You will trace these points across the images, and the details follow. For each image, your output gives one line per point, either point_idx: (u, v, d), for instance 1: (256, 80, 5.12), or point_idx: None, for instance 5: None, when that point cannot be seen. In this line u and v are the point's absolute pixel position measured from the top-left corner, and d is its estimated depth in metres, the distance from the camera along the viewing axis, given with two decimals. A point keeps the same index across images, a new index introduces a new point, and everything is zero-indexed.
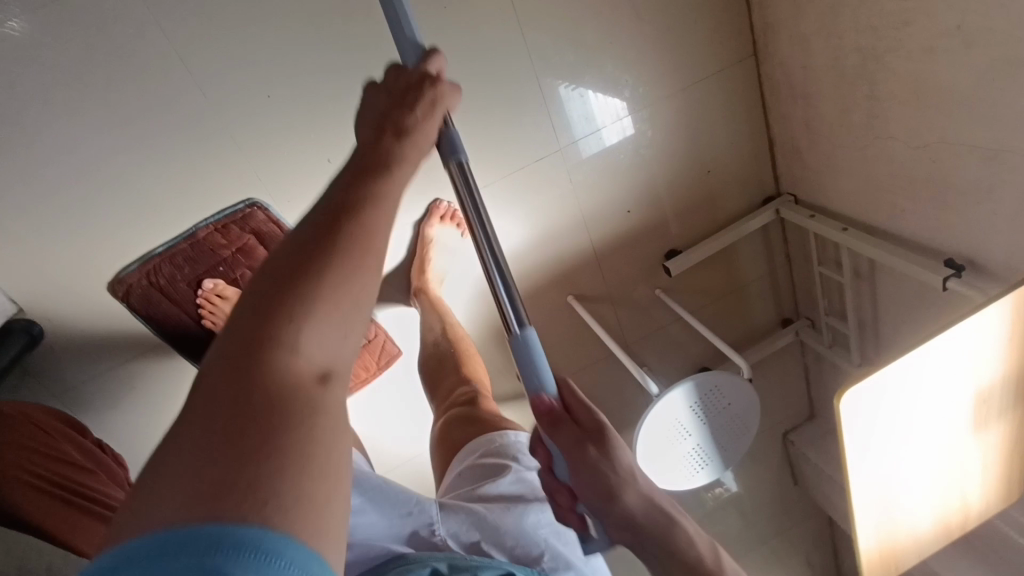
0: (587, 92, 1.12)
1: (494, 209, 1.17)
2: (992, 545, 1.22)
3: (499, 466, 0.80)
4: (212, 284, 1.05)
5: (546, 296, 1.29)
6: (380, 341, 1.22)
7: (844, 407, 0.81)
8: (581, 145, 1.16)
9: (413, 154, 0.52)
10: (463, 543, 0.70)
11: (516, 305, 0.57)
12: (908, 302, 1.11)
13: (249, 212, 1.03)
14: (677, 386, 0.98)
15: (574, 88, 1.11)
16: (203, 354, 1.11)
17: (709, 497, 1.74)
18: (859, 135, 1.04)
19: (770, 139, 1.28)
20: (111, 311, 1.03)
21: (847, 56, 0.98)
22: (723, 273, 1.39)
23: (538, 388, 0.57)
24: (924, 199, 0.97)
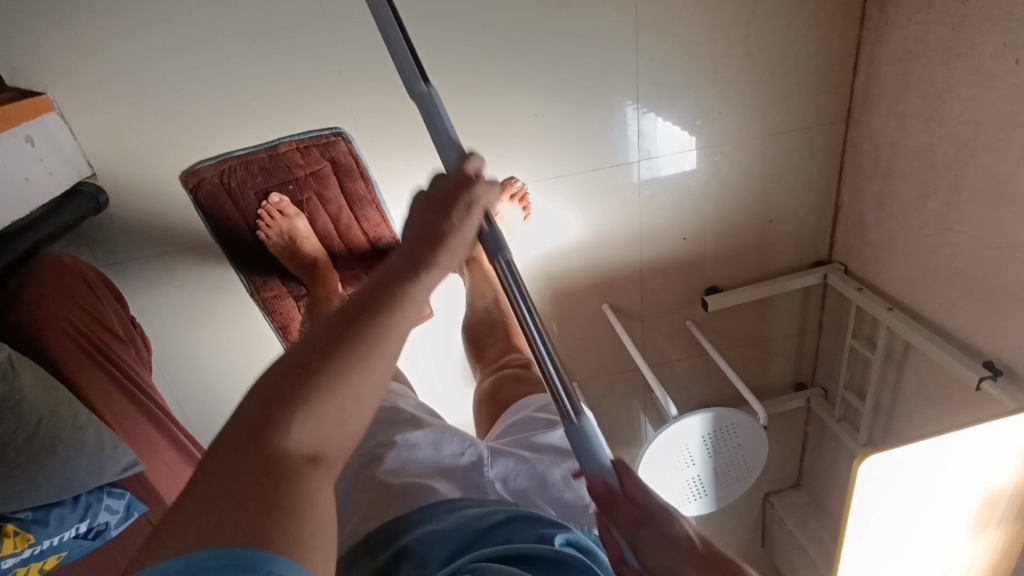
0: (657, 119, 1.14)
1: (560, 202, 1.19)
2: None
3: (549, 420, 0.81)
4: (279, 199, 1.10)
5: (582, 299, 1.30)
6: None
7: (860, 472, 0.82)
8: (635, 168, 1.18)
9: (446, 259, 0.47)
10: (510, 490, 0.70)
11: (486, 192, 0.51)
12: (931, 392, 1.12)
13: (333, 140, 1.05)
14: (696, 414, 0.99)
15: (645, 113, 1.13)
16: (249, 265, 1.15)
17: None
18: (931, 223, 1.06)
19: (836, 206, 1.29)
20: (176, 200, 1.05)
21: (941, 144, 1.00)
22: (756, 323, 1.41)
23: (502, 264, 0.52)
24: (980, 298, 0.99)
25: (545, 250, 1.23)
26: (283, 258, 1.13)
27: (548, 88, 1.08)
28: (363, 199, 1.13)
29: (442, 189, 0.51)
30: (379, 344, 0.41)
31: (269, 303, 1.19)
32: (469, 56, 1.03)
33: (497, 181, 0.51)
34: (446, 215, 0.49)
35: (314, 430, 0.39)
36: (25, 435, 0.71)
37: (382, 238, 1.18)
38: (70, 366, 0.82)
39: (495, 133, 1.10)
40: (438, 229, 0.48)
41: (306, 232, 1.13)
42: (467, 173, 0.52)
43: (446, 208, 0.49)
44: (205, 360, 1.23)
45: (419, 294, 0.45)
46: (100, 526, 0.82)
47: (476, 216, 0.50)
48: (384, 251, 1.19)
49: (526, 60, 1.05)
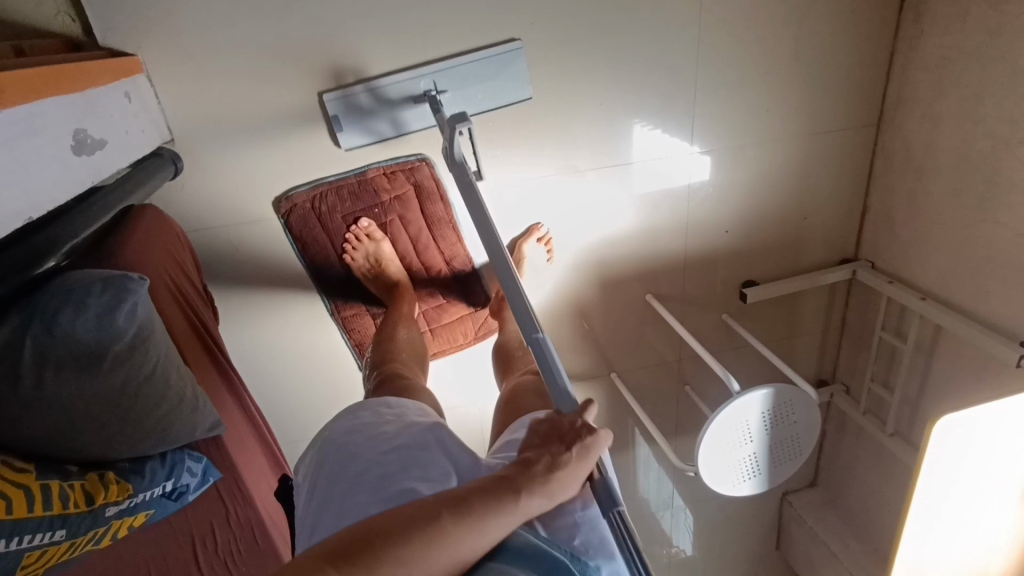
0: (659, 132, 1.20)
1: (614, 191, 1.24)
2: None
3: None
4: (367, 224, 1.13)
5: (627, 288, 1.34)
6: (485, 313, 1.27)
7: (932, 430, 0.86)
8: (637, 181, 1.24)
9: (553, 488, 0.64)
10: None
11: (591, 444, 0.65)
12: (963, 374, 1.19)
13: (417, 165, 1.10)
14: (759, 388, 1.03)
15: (652, 129, 1.19)
16: (334, 291, 1.19)
17: (666, 556, 1.81)
18: (965, 215, 1.14)
19: (865, 205, 1.37)
20: (251, 171, 1.05)
21: (977, 141, 1.09)
22: (786, 318, 1.47)
23: (536, 340, 0.67)
24: (1013, 284, 1.07)
25: (597, 237, 1.28)
26: (366, 278, 1.17)
27: (615, 80, 1.13)
28: (441, 220, 1.17)
29: (559, 431, 0.68)
30: (427, 547, 0.54)
31: (347, 321, 1.22)
32: (547, 42, 1.07)
33: (606, 436, 0.66)
34: (559, 462, 0.65)
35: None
36: (145, 377, 0.68)
37: (456, 257, 1.21)
38: (179, 334, 0.80)
39: (563, 120, 1.15)
40: (524, 483, 0.63)
41: (390, 255, 1.16)
42: (584, 421, 0.67)
43: (531, 476, 0.64)
44: (256, 341, 1.22)
45: (495, 528, 0.61)
46: (182, 487, 0.78)
47: (581, 480, 0.66)
48: (459, 271, 1.22)
49: (598, 52, 1.10)
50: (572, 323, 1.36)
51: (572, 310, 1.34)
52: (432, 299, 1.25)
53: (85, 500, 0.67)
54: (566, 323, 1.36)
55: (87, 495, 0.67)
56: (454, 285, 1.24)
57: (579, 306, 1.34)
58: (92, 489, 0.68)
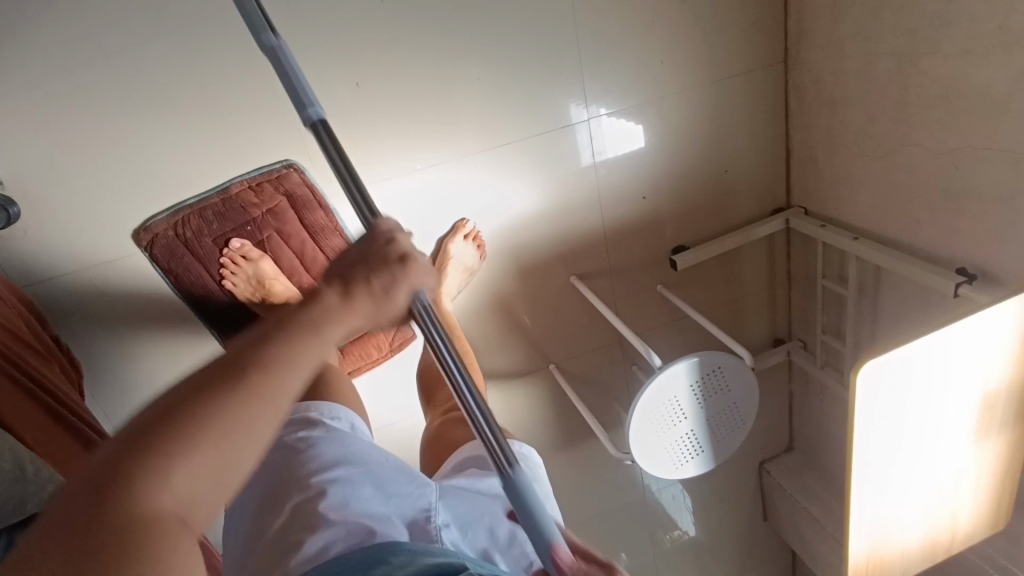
0: (593, 108, 1.14)
1: (510, 171, 1.15)
2: None
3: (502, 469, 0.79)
4: (240, 244, 1.04)
5: (547, 273, 1.26)
6: None
7: (859, 382, 0.76)
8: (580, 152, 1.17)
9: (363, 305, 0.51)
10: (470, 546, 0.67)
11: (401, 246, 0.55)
12: (908, 313, 1.11)
13: (285, 172, 1.02)
14: (681, 360, 0.95)
15: (587, 107, 1.14)
16: (221, 323, 1.10)
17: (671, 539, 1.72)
18: (883, 143, 1.06)
19: (788, 149, 1.29)
20: (100, 204, 0.96)
21: (882, 61, 1.00)
22: (726, 280, 1.38)
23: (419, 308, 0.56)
24: (942, 209, 0.98)
25: (503, 223, 1.19)
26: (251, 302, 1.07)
27: (487, 51, 1.05)
28: (324, 228, 1.09)
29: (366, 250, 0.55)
30: (263, 397, 0.43)
31: None
32: (401, 21, 0.98)
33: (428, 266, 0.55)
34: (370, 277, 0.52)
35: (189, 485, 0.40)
36: None
37: None
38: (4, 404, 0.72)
39: (438, 102, 1.06)
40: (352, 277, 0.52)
41: (274, 273, 1.06)
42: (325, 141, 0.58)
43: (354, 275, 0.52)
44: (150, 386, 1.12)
45: (298, 363, 0.46)
46: None
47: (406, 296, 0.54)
48: None
49: (460, 23, 1.02)
50: (496, 319, 1.27)
51: (493, 305, 1.26)
52: None
53: None
54: (490, 320, 1.27)
55: None
56: None
57: (500, 299, 1.25)
58: None
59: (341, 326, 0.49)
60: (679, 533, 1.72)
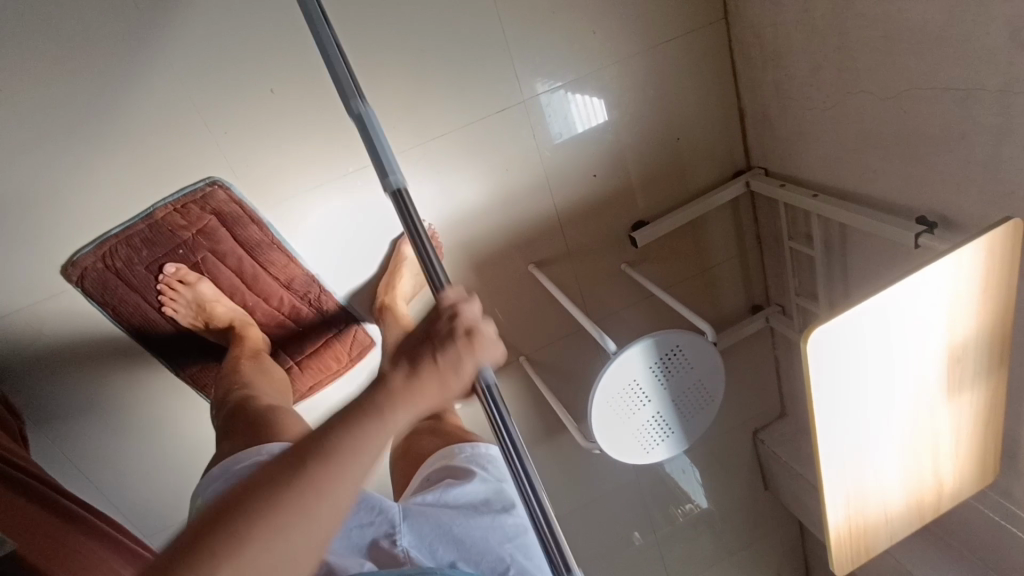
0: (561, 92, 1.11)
1: (450, 163, 1.10)
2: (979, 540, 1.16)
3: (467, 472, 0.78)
4: (174, 268, 1.03)
5: (505, 264, 1.22)
6: (349, 329, 1.19)
7: (809, 349, 0.72)
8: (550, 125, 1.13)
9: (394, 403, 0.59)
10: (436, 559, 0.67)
11: (464, 314, 0.63)
12: (875, 269, 1.06)
13: (209, 191, 0.99)
14: (636, 342, 0.91)
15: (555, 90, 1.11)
16: (169, 350, 1.10)
17: (683, 513, 1.70)
18: (830, 93, 1.01)
19: (741, 109, 1.24)
20: (23, 243, 0.94)
21: (817, 8, 0.95)
22: (694, 251, 1.34)
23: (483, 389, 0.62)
24: (895, 156, 0.94)
25: (451, 217, 1.15)
26: (196, 327, 1.08)
27: (408, 39, 1.00)
28: (261, 243, 1.06)
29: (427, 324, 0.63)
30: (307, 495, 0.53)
31: (195, 377, 1.14)
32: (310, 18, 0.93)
33: (469, 301, 0.63)
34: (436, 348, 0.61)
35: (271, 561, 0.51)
36: None
37: (295, 279, 1.10)
38: None
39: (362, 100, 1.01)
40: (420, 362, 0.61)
41: (215, 295, 1.07)
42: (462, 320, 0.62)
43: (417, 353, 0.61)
44: (110, 419, 1.11)
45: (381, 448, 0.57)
46: None
47: (471, 364, 0.61)
48: (303, 293, 1.12)
49: (375, 14, 0.97)
50: None
51: None
52: (285, 329, 1.16)
53: None
54: None
55: None
56: (305, 309, 1.14)
57: None
58: None
59: (408, 403, 0.59)
60: (680, 510, 1.70)
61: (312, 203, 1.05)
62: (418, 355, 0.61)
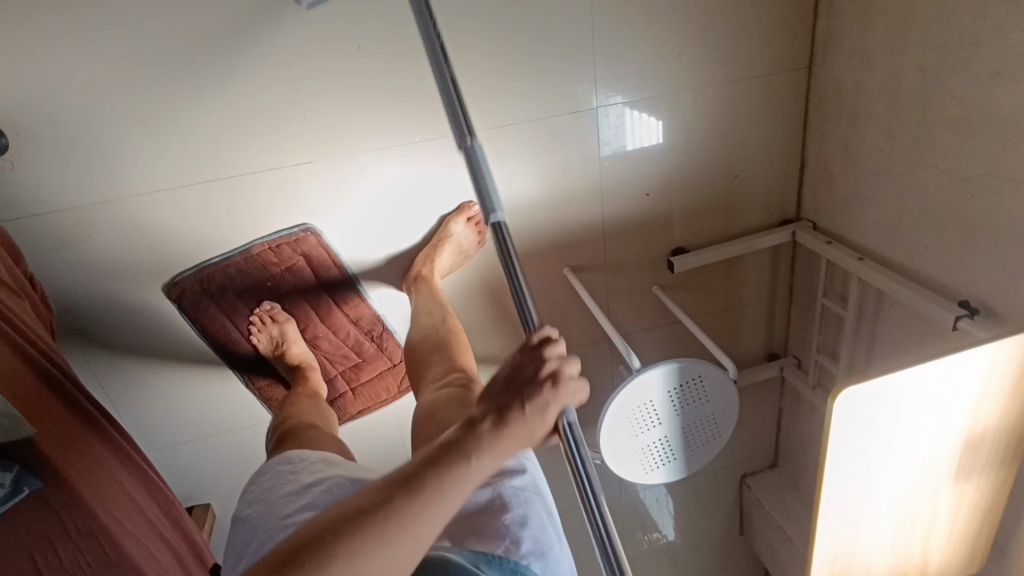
0: (618, 103, 1.11)
1: (511, 153, 1.12)
2: None
3: None
4: (257, 242, 1.09)
5: (541, 261, 1.23)
6: (388, 329, 1.25)
7: (837, 408, 0.74)
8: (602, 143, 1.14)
9: (501, 445, 0.65)
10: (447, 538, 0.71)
11: (553, 392, 0.67)
12: (905, 343, 1.07)
13: (298, 172, 1.04)
14: (661, 365, 0.92)
15: (607, 95, 1.10)
16: (221, 311, 1.15)
17: (648, 540, 1.69)
18: (900, 162, 1.01)
19: (803, 160, 1.25)
20: (90, 144, 0.95)
21: (908, 77, 0.96)
22: (726, 288, 1.35)
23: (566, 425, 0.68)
24: (952, 237, 0.94)
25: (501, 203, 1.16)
26: (255, 282, 1.13)
27: (500, 23, 1.01)
28: (331, 230, 1.11)
29: (518, 361, 0.69)
30: (408, 523, 0.59)
31: (239, 341, 1.19)
32: None
33: (570, 358, 0.69)
34: (523, 398, 0.66)
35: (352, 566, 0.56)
36: None
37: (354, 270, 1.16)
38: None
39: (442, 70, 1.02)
40: (507, 407, 0.66)
41: (295, 336, 1.19)
42: (547, 354, 0.68)
43: (519, 390, 0.67)
44: (132, 333, 1.12)
45: (461, 497, 0.62)
46: None
47: (554, 414, 0.68)
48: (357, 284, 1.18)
49: None
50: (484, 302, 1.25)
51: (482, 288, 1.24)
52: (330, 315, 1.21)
53: None
54: (478, 302, 1.25)
55: None
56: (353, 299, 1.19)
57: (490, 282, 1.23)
58: None
59: (493, 455, 0.64)
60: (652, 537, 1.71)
61: (370, 164, 1.06)
62: (508, 406, 0.66)
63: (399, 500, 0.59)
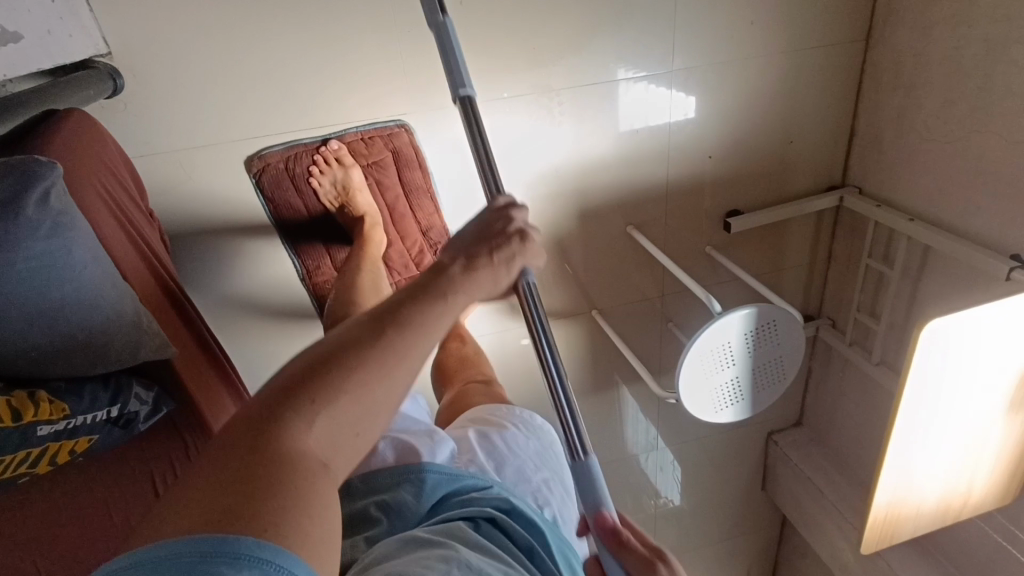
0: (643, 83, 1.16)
1: (589, 111, 1.17)
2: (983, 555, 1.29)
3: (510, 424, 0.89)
4: (337, 148, 1.07)
5: (607, 218, 1.29)
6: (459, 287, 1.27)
7: (921, 339, 0.81)
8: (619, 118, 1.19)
9: (471, 286, 0.56)
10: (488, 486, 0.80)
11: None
12: (951, 297, 1.16)
13: (396, 131, 1.08)
14: (742, 308, 0.99)
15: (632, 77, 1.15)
16: (300, 250, 1.17)
17: (655, 504, 1.81)
18: (956, 128, 1.09)
19: (852, 128, 1.32)
20: (198, 89, 0.98)
21: (971, 47, 1.03)
22: (772, 249, 1.43)
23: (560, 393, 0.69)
24: (1005, 195, 1.03)
25: (575, 159, 1.21)
26: (332, 206, 1.13)
27: None
28: (418, 188, 1.15)
29: (478, 237, 0.61)
30: (366, 384, 0.47)
31: (317, 287, 1.21)
32: None
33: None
34: (490, 248, 0.59)
35: (330, 435, 0.46)
36: (121, 322, 0.71)
37: (433, 227, 1.20)
38: (148, 299, 0.81)
39: (535, 27, 1.07)
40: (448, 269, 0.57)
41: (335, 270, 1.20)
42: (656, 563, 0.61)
43: (476, 255, 0.58)
44: (219, 278, 1.15)
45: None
46: (130, 414, 0.77)
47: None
48: (435, 243, 1.22)
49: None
50: (550, 256, 1.31)
51: (551, 243, 1.29)
52: (406, 270, 1.23)
53: (11, 417, 0.64)
54: (545, 256, 1.30)
55: (13, 411, 0.65)
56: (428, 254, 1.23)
57: (559, 237, 1.29)
58: (20, 406, 0.66)
59: (471, 291, 0.56)
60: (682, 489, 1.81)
61: (460, 119, 1.11)
62: (477, 254, 0.58)
63: (420, 303, 0.52)
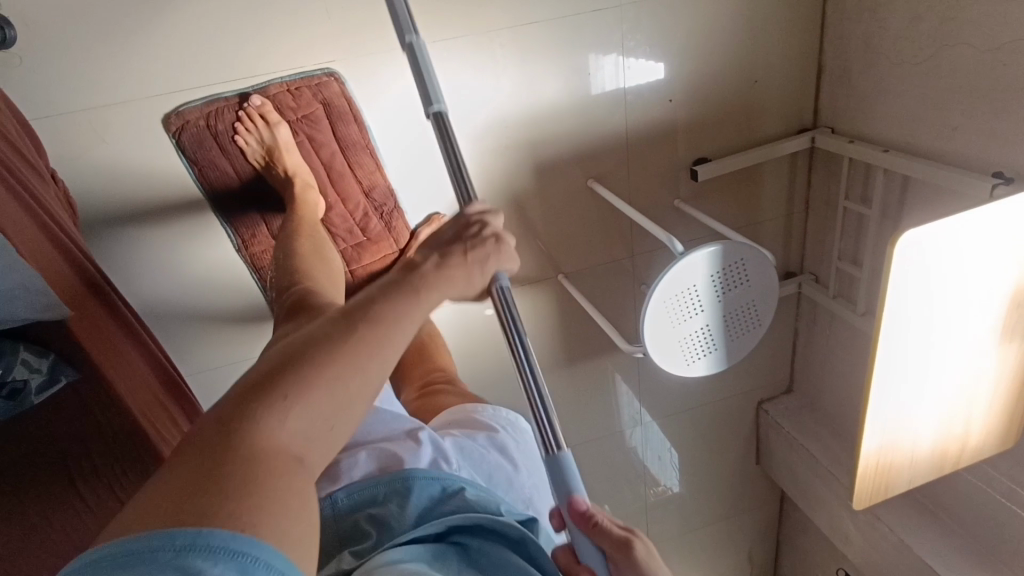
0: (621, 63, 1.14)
1: (536, 53, 1.09)
2: (988, 510, 1.20)
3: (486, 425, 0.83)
4: (261, 102, 1.00)
5: (565, 173, 1.22)
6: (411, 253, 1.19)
7: (896, 254, 0.73)
8: (593, 80, 1.14)
9: (438, 278, 0.57)
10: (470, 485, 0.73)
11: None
12: None
13: (325, 81, 1.01)
14: (705, 246, 0.91)
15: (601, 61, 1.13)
16: (233, 219, 1.08)
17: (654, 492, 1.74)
18: (925, 45, 1.02)
19: (819, 64, 1.25)
20: (102, 40, 0.90)
21: None
22: (746, 200, 1.35)
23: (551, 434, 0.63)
24: (982, 110, 0.95)
25: (525, 108, 1.13)
26: (261, 167, 1.05)
27: None
28: (356, 144, 1.07)
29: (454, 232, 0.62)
30: (274, 390, 0.46)
31: (255, 259, 1.12)
32: None
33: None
34: (464, 239, 0.61)
35: (303, 427, 0.46)
36: None
37: (376, 187, 1.12)
38: (31, 253, 0.73)
39: None
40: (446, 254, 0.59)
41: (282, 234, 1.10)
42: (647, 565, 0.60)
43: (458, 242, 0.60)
44: (147, 254, 1.07)
45: (396, 335, 0.52)
46: (16, 384, 0.70)
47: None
48: (381, 205, 1.14)
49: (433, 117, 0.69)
50: (508, 216, 1.23)
51: (507, 201, 1.21)
52: (352, 237, 1.15)
53: None
54: (503, 216, 1.22)
55: None
56: (375, 218, 1.15)
57: (515, 195, 1.21)
58: None
59: (445, 285, 0.57)
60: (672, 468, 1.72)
61: (394, 65, 1.03)
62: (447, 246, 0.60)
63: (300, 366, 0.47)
